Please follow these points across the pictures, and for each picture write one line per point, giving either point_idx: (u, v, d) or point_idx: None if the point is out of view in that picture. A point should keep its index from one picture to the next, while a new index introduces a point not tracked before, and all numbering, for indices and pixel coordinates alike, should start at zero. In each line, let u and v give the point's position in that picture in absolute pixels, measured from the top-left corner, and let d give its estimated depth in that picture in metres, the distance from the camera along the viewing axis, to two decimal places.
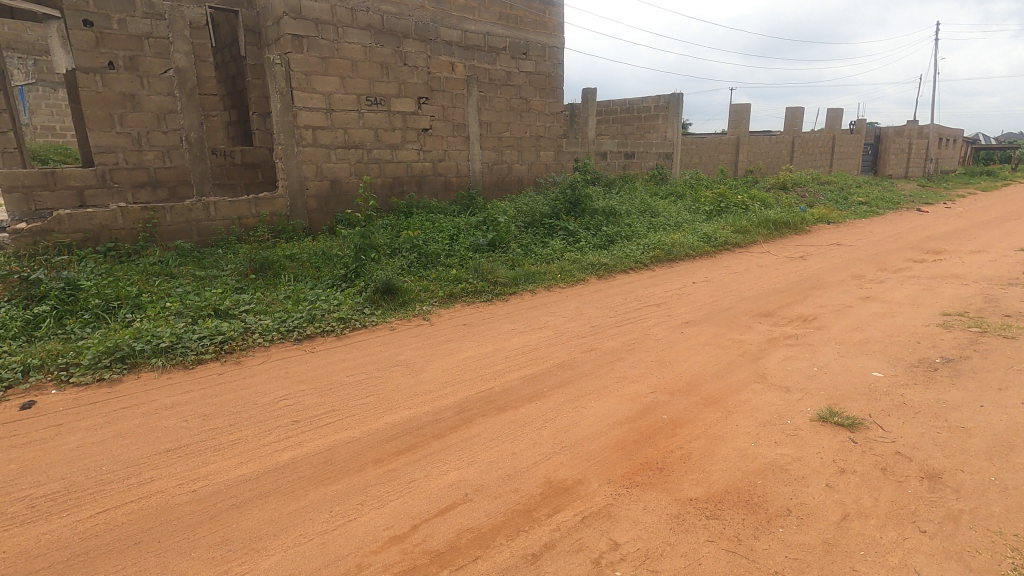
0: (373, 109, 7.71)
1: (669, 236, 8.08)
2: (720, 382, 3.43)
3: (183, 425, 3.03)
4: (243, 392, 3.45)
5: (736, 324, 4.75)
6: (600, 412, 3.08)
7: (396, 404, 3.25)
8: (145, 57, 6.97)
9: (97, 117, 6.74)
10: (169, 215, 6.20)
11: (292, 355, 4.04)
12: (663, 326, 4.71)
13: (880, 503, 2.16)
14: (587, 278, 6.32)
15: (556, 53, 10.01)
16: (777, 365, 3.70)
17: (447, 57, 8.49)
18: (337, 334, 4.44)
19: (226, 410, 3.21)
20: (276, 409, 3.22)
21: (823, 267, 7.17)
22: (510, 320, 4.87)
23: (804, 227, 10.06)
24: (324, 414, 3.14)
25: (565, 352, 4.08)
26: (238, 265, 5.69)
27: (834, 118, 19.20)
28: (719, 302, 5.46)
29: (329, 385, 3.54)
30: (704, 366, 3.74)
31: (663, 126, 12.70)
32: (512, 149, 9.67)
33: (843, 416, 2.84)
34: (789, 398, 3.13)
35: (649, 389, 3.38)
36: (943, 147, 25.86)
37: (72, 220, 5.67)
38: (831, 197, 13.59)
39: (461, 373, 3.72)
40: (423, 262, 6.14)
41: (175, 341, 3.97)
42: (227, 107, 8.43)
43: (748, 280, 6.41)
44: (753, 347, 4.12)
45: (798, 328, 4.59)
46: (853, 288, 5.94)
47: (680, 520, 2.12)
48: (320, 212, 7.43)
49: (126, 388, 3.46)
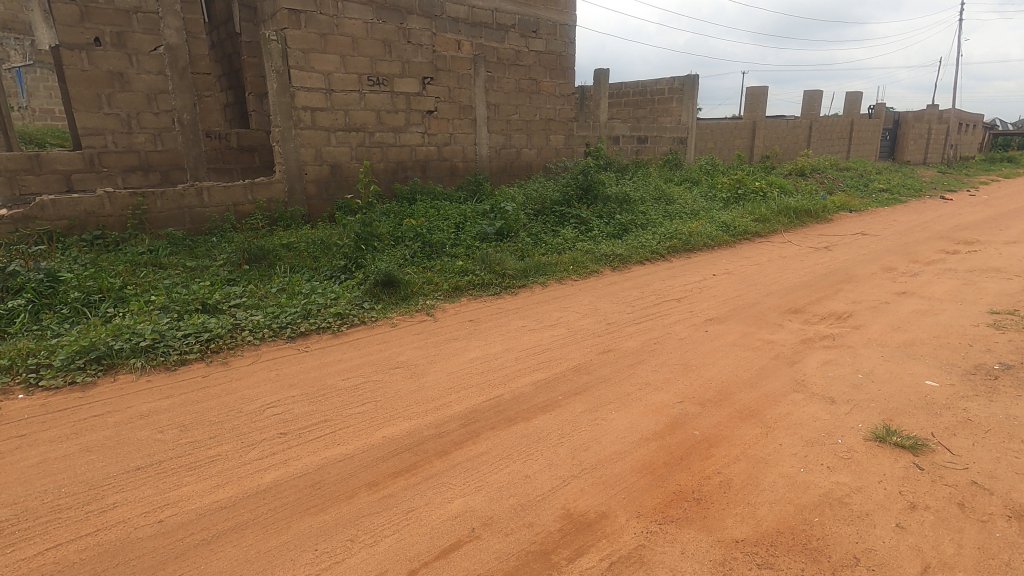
0: (375, 89, 7.32)
1: (685, 224, 7.69)
2: (755, 391, 3.08)
3: (157, 437, 2.73)
4: (227, 398, 3.13)
5: (764, 322, 4.39)
6: (622, 426, 2.76)
7: (396, 414, 2.92)
8: (133, 33, 6.54)
9: (83, 97, 6.37)
10: (160, 201, 5.88)
11: (284, 355, 3.72)
12: (685, 324, 4.35)
13: (964, 552, 1.82)
14: (600, 270, 5.96)
15: (568, 31, 9.54)
16: (816, 371, 3.34)
17: (453, 35, 8.05)
18: (334, 331, 4.11)
19: (206, 419, 2.90)
20: (263, 419, 2.90)
21: (851, 258, 6.77)
22: (520, 316, 4.53)
23: (826, 215, 9.64)
24: (316, 426, 2.82)
25: (581, 354, 3.73)
26: (231, 254, 5.37)
27: (853, 101, 18.59)
28: (743, 297, 5.10)
29: (322, 390, 3.22)
30: (734, 371, 3.39)
31: (677, 109, 12.19)
32: (521, 132, 9.26)
33: (902, 436, 2.50)
34: (836, 412, 2.78)
35: (676, 398, 3.04)
36: (962, 133, 25.26)
37: (56, 206, 5.33)
38: (850, 184, 13.11)
39: (468, 378, 3.37)
40: (426, 252, 5.80)
41: (157, 340, 3.66)
42: (223, 89, 8.04)
43: (772, 272, 6.03)
44: (787, 349, 3.76)
45: (833, 327, 4.22)
46: (886, 282, 5.54)
47: (727, 569, 1.79)
48: (319, 199, 7.09)
49: (100, 393, 3.15)
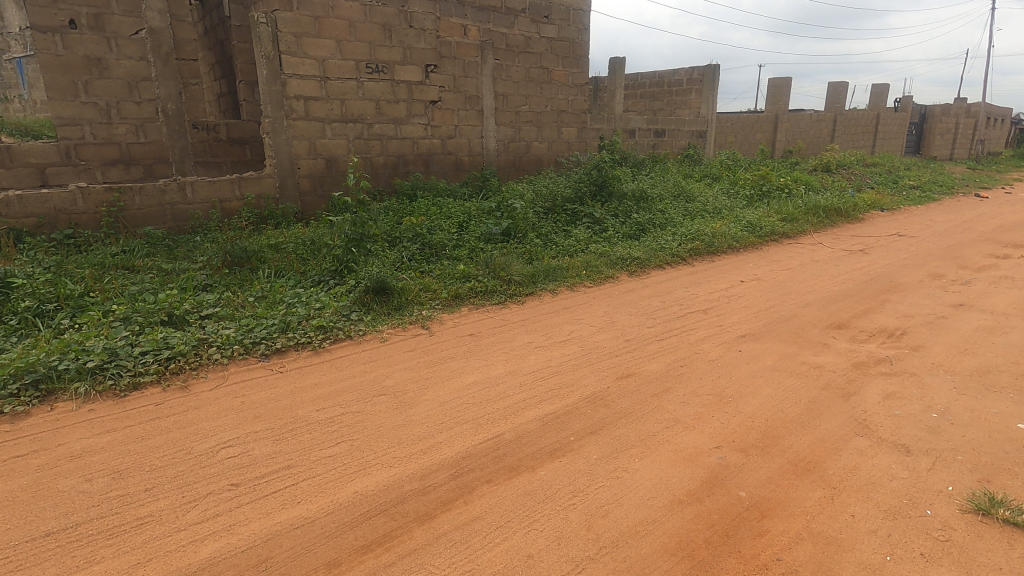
0: (374, 77, 6.81)
1: (708, 224, 7.10)
2: (809, 434, 2.54)
3: (82, 489, 2.25)
4: (179, 434, 2.65)
5: (806, 340, 3.84)
6: (648, 482, 2.24)
7: (375, 461, 2.42)
8: (112, 16, 6.19)
9: (58, 84, 6.00)
10: (138, 197, 5.43)
11: (254, 378, 3.23)
12: (715, 342, 3.81)
13: None
14: (616, 275, 5.42)
15: (582, 17, 8.94)
16: (879, 408, 2.79)
17: (459, 19, 7.50)
18: (315, 348, 3.62)
19: (147, 463, 2.42)
20: (213, 465, 2.41)
21: (891, 263, 6.17)
22: (525, 330, 4.02)
23: (857, 213, 9.01)
24: (276, 476, 2.32)
25: (595, 379, 3.20)
26: (211, 256, 4.91)
27: (880, 94, 17.76)
28: (777, 308, 4.54)
29: (290, 425, 2.73)
30: (779, 407, 2.84)
31: (696, 101, 11.60)
32: (531, 125, 8.71)
33: (1012, 508, 1.96)
34: (915, 468, 2.25)
35: (712, 442, 2.51)
36: (991, 127, 24.31)
37: (22, 203, 4.93)
38: (878, 180, 12.41)
39: (462, 411, 2.86)
40: (425, 254, 5.32)
41: (109, 359, 3.18)
42: (214, 78, 7.57)
43: (807, 279, 5.45)
44: (839, 376, 3.21)
45: (886, 347, 3.66)
46: (938, 292, 4.95)
47: None
48: (313, 195, 6.61)
49: (30, 426, 2.69)
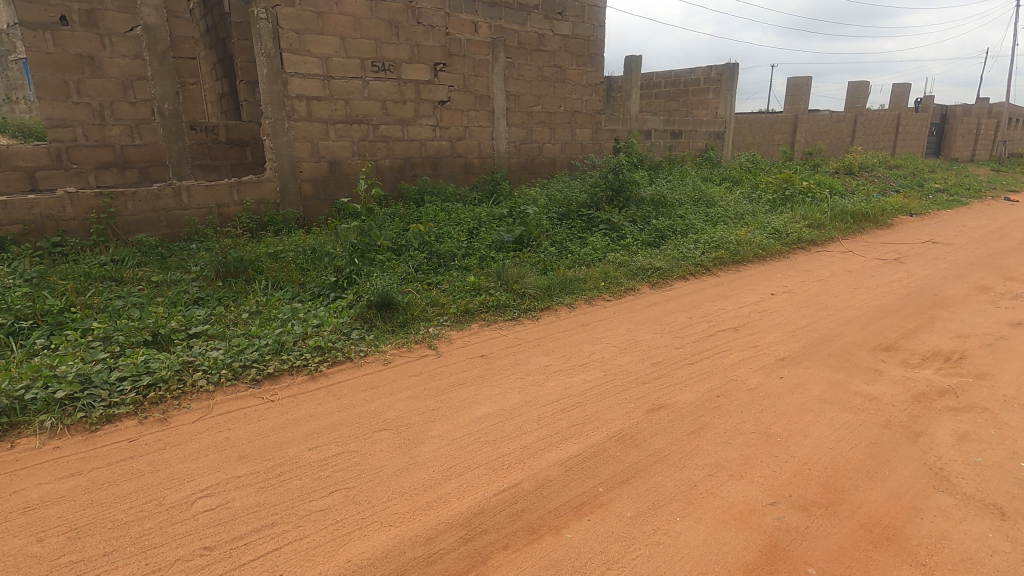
0: (380, 76, 6.49)
1: (732, 231, 6.71)
2: (879, 488, 2.18)
3: (30, 553, 1.92)
4: (151, 479, 2.33)
5: (854, 365, 3.45)
6: (695, 551, 1.88)
7: (372, 518, 2.07)
8: (105, 12, 5.89)
9: (49, 84, 5.74)
10: (131, 202, 5.13)
11: (242, 409, 2.90)
12: (752, 366, 3.43)
13: None
14: (636, 287, 5.05)
15: (597, 14, 8.57)
16: (956, 454, 2.41)
17: (469, 16, 7.17)
18: (311, 372, 3.29)
19: (110, 518, 2.09)
20: (186, 521, 2.07)
21: (931, 273, 5.75)
22: (542, 351, 3.66)
23: (886, 218, 8.57)
24: (256, 537, 1.98)
25: (622, 412, 2.85)
26: (205, 266, 4.60)
27: (901, 93, 17.21)
28: (816, 326, 4.15)
29: (278, 468, 2.40)
30: (838, 450, 2.47)
31: (713, 101, 11.20)
32: (544, 126, 8.35)
33: None
34: (1018, 539, 1.88)
35: (766, 496, 2.15)
36: (1014, 127, 23.63)
37: (7, 209, 4.65)
38: (903, 183, 11.94)
39: (473, 452, 2.50)
40: (433, 264, 4.99)
41: (82, 386, 2.87)
42: (215, 77, 7.29)
43: (843, 292, 5.05)
44: (900, 410, 2.83)
45: (947, 375, 3.27)
46: (990, 308, 4.54)
47: None
48: (316, 199, 6.30)
49: None
